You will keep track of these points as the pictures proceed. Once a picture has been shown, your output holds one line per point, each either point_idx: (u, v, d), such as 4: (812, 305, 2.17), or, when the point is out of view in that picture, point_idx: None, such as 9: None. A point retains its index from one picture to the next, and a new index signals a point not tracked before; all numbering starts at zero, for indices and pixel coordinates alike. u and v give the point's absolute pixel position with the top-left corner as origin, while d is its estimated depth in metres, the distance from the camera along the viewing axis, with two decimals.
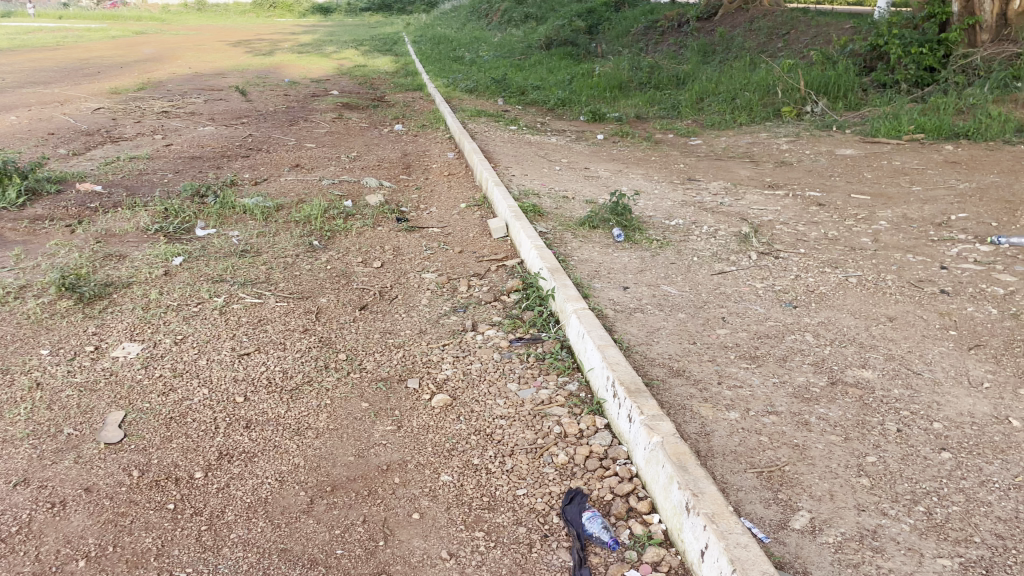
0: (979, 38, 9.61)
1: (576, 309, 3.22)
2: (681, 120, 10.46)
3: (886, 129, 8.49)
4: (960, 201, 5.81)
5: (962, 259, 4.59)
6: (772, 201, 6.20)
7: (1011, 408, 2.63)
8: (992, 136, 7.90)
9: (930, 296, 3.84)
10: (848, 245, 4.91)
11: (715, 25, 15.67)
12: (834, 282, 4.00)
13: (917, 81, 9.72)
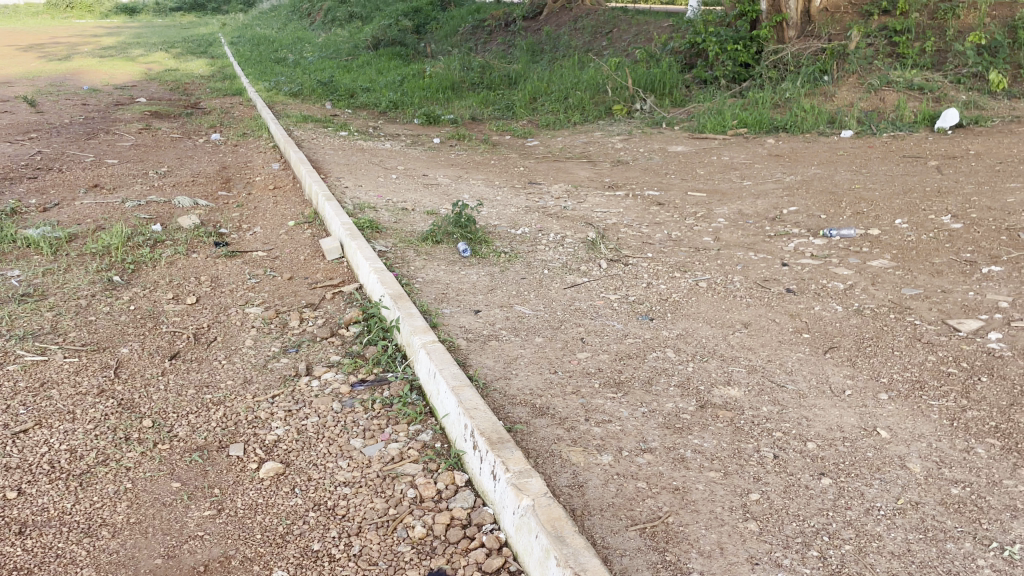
0: (786, 34, 10.12)
1: (424, 343, 2.88)
2: (516, 120, 10.34)
3: (712, 124, 8.73)
4: (788, 194, 5.99)
5: (799, 253, 4.67)
6: (613, 202, 6.14)
7: (876, 417, 2.57)
8: (808, 127, 8.32)
9: (777, 296, 3.83)
10: (692, 246, 4.89)
11: (541, 24, 15.77)
12: (686, 288, 3.91)
13: (735, 77, 10.13)
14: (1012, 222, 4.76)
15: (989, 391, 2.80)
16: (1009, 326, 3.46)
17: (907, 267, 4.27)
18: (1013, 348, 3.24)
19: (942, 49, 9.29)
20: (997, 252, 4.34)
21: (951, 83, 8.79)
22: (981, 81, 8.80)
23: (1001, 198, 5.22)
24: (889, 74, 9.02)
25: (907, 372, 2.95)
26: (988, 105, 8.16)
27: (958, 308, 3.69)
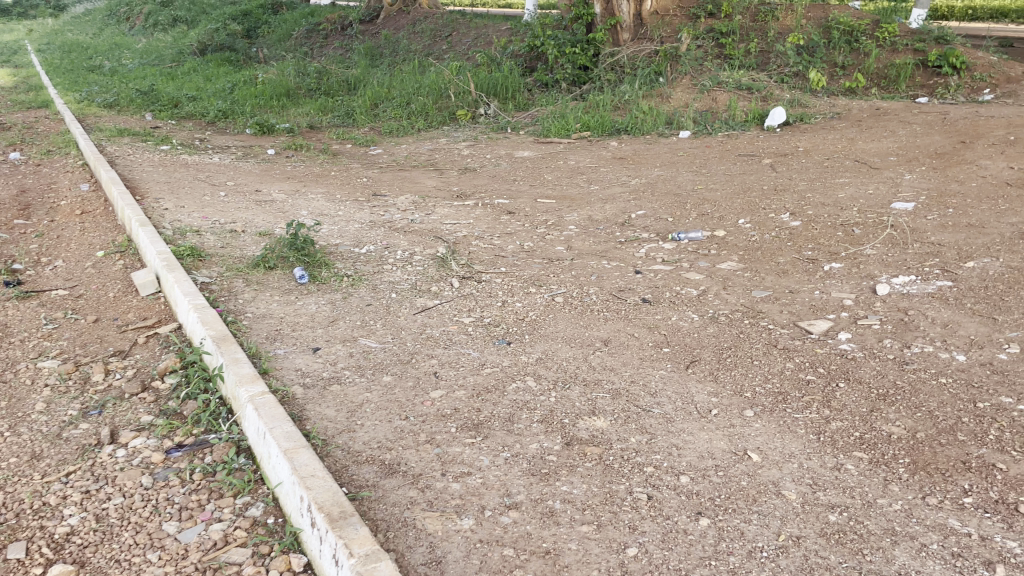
0: (621, 37, 10.40)
1: (252, 397, 2.50)
2: (357, 127, 9.90)
3: (556, 128, 8.69)
4: (636, 198, 5.97)
5: (652, 260, 4.60)
6: (462, 213, 5.90)
7: (746, 438, 2.45)
8: (648, 129, 8.46)
9: (635, 308, 3.70)
10: (546, 257, 4.72)
11: (379, 28, 15.32)
12: (543, 305, 3.71)
13: (575, 80, 10.18)
14: (844, 217, 4.92)
15: (848, 397, 2.76)
16: (856, 325, 3.50)
17: (754, 269, 4.29)
18: (863, 348, 3.25)
19: (765, 50, 9.73)
20: (834, 248, 4.45)
21: (776, 82, 9.21)
22: (802, 80, 9.28)
23: (832, 193, 5.42)
24: (720, 74, 9.33)
25: (770, 383, 2.87)
26: (810, 103, 8.60)
27: (806, 308, 3.72)
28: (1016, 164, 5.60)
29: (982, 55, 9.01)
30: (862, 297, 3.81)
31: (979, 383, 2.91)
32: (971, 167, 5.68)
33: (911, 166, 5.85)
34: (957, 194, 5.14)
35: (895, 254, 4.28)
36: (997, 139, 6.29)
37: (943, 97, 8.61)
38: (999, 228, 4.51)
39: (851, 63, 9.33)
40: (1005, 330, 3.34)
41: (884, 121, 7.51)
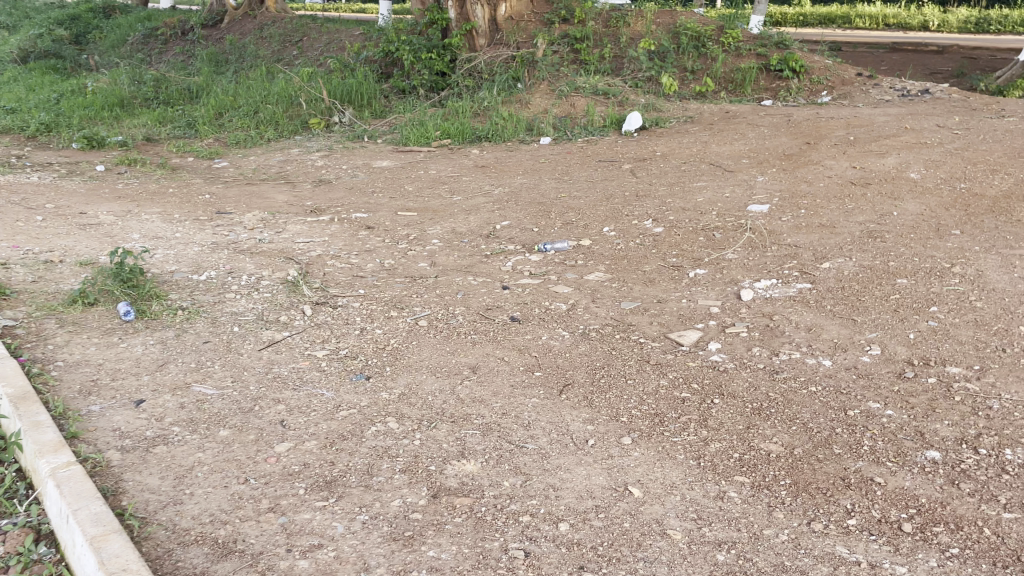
0: (477, 42, 10.25)
1: (54, 471, 2.11)
2: (200, 139, 9.21)
3: (415, 136, 8.41)
4: (500, 208, 5.80)
5: (519, 273, 4.43)
6: (316, 229, 5.52)
7: (625, 471, 2.28)
8: (509, 136, 8.34)
9: (503, 328, 3.50)
10: (407, 275, 4.44)
11: (224, 33, 14.47)
12: (404, 331, 3.43)
13: (433, 86, 9.95)
14: (705, 222, 4.94)
15: (724, 414, 2.66)
16: (726, 333, 3.45)
17: (621, 279, 4.20)
18: (734, 358, 3.19)
19: (619, 56, 9.87)
20: (697, 254, 4.43)
21: (631, 87, 9.33)
22: (655, 84, 9.46)
23: (692, 198, 5.45)
24: (576, 80, 9.36)
25: (645, 405, 2.73)
26: (664, 107, 8.75)
27: (676, 319, 3.64)
28: (858, 164, 5.84)
29: (818, 60, 9.50)
30: (728, 304, 3.78)
31: (847, 389, 2.90)
32: (818, 167, 5.89)
33: (764, 168, 6.00)
34: (807, 195, 5.29)
35: (755, 258, 4.30)
36: (838, 139, 6.58)
37: (786, 100, 9.01)
38: (848, 227, 4.65)
39: (700, 68, 9.60)
40: (864, 331, 3.38)
41: (734, 124, 7.73)
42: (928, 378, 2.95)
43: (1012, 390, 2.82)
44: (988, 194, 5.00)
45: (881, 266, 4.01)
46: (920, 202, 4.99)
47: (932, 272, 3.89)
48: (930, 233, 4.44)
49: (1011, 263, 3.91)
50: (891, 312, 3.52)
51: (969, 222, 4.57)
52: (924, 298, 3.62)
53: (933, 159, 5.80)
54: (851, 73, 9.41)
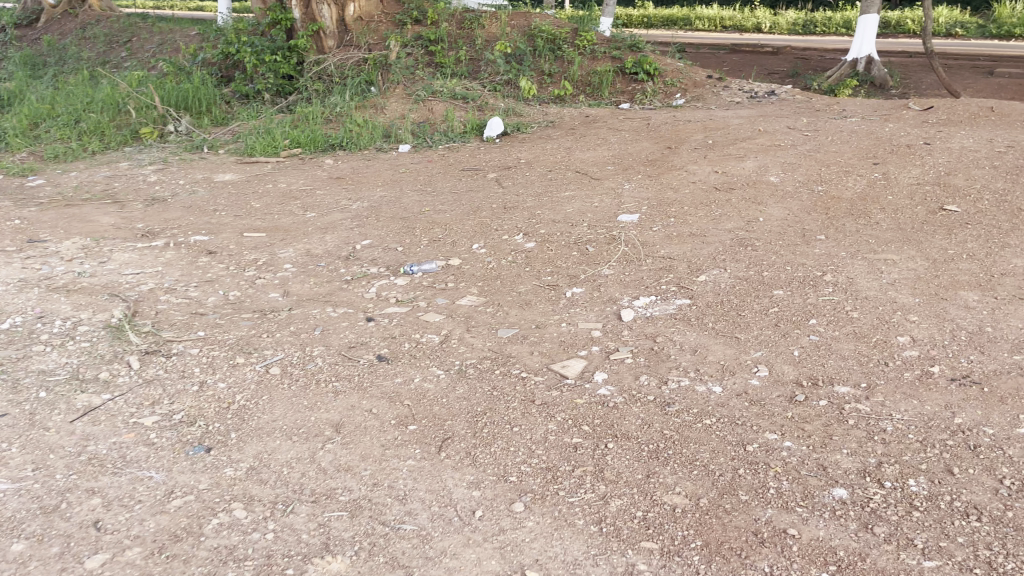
0: (326, 43, 9.69)
1: None
2: (11, 153, 8.14)
3: (262, 146, 7.78)
4: (358, 225, 5.38)
5: (384, 300, 4.04)
6: (148, 258, 4.88)
7: (520, 549, 2.04)
8: (365, 143, 7.87)
9: (369, 371, 3.12)
10: (256, 309, 3.96)
11: (40, 33, 13.06)
12: (253, 383, 2.99)
13: (280, 90, 9.31)
14: (577, 235, 4.74)
15: (619, 461, 2.41)
16: (611, 361, 3.22)
17: (495, 303, 3.91)
18: (623, 391, 2.94)
19: (475, 59, 9.62)
20: (572, 271, 4.21)
21: (489, 91, 9.09)
22: (513, 88, 9.25)
23: (561, 209, 5.25)
24: (432, 84, 9.02)
25: (535, 458, 2.43)
26: (524, 111, 8.57)
27: (557, 347, 3.37)
28: (720, 168, 5.84)
29: (670, 62, 9.61)
30: (609, 326, 3.56)
31: (741, 418, 2.73)
32: (681, 172, 5.85)
33: (629, 175, 5.89)
34: (674, 203, 5.21)
35: (631, 273, 4.13)
36: (697, 143, 6.60)
37: (642, 102, 9.03)
38: (719, 235, 4.57)
39: (557, 71, 9.49)
40: (750, 350, 3.24)
41: (596, 128, 7.64)
42: (819, 401, 2.83)
43: (901, 407, 2.74)
44: (844, 197, 5.08)
45: (756, 277, 3.92)
46: (783, 206, 5.01)
47: (805, 281, 3.84)
48: (797, 240, 4.42)
49: (877, 269, 3.93)
50: (772, 328, 3.41)
51: (831, 227, 4.60)
52: (802, 310, 3.54)
53: (790, 162, 5.88)
54: (702, 75, 9.56)
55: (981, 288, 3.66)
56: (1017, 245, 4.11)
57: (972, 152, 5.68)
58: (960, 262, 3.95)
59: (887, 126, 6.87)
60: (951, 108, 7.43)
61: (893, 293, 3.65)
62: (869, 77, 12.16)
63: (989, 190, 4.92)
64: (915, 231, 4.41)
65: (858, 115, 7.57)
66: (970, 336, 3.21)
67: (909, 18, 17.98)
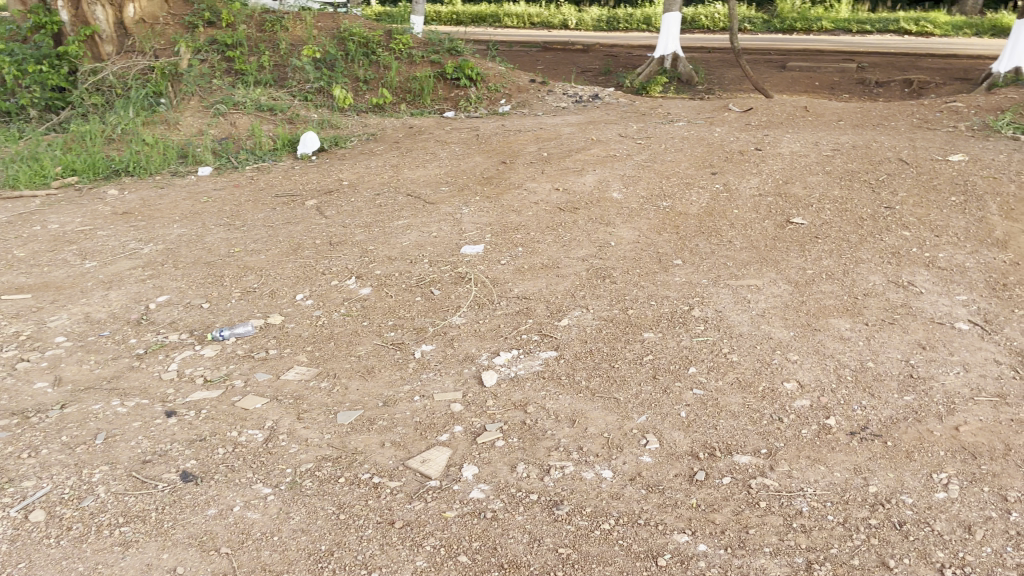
0: (102, 50, 8.49)
1: None
2: None
3: (27, 175, 6.50)
4: (152, 275, 4.50)
5: (187, 382, 3.28)
6: None
7: None
8: (156, 167, 6.79)
9: (171, 503, 2.43)
10: (15, 411, 3.07)
11: None
12: (4, 546, 2.25)
13: (48, 105, 7.97)
14: (418, 275, 4.17)
15: None
16: (478, 447, 2.69)
17: (330, 375, 3.26)
18: (499, 491, 2.44)
19: (280, 64, 8.79)
20: (417, 325, 3.64)
21: (299, 101, 8.26)
22: (325, 97, 8.47)
23: (395, 242, 4.66)
24: (233, 94, 8.06)
25: None
26: (341, 123, 7.84)
27: (411, 432, 2.80)
28: (559, 185, 5.49)
29: (492, 67, 9.20)
30: (469, 395, 3.03)
31: (642, 515, 2.30)
32: (521, 191, 5.44)
33: (465, 197, 5.40)
34: (519, 228, 4.78)
35: (486, 321, 3.62)
36: (533, 156, 6.23)
37: (466, 110, 8.55)
38: (572, 266, 4.18)
39: (373, 77, 8.82)
40: (633, 414, 2.84)
41: (421, 142, 7.08)
42: (722, 478, 2.46)
43: (810, 478, 2.44)
44: (690, 212, 4.87)
45: (622, 317, 3.55)
46: (632, 226, 4.72)
47: (674, 319, 3.51)
48: (654, 266, 4.12)
49: (744, 298, 3.68)
50: (651, 382, 3.03)
51: (685, 248, 4.35)
52: (679, 356, 3.20)
53: (629, 174, 5.63)
54: (524, 79, 9.22)
55: (849, 314, 3.51)
56: (869, 260, 4.03)
57: (803, 157, 5.69)
58: (821, 284, 3.80)
59: (715, 130, 6.84)
60: (769, 109, 7.56)
61: (766, 327, 3.40)
62: (676, 73, 12.47)
63: (828, 199, 4.89)
64: (769, 249, 4.24)
65: (683, 118, 7.53)
66: (855, 376, 3.00)
67: (704, 15, 18.81)
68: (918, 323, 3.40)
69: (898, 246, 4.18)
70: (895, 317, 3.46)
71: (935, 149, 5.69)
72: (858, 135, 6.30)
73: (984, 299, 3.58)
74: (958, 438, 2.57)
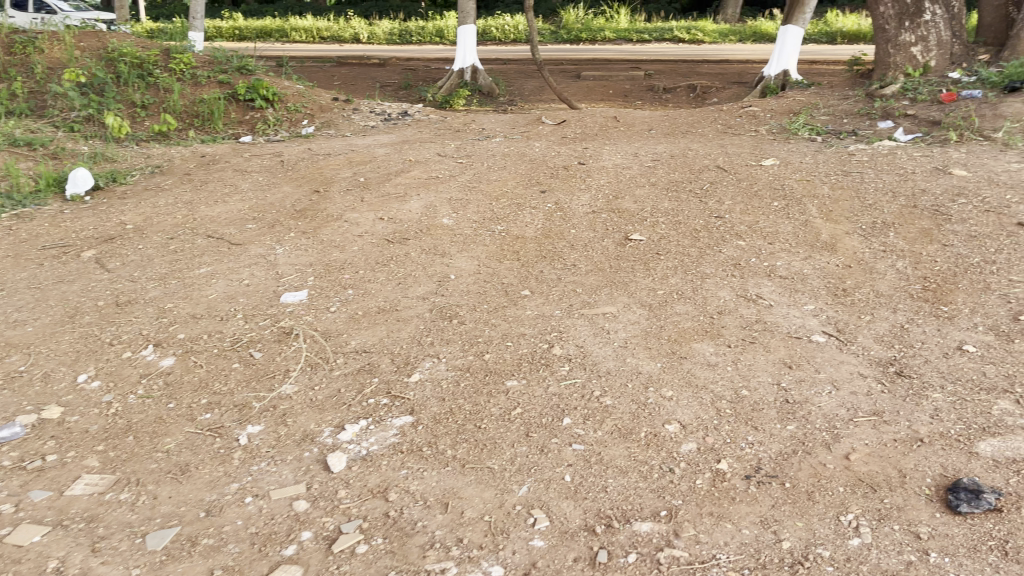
0: None
1: None
2: None
3: None
4: None
5: None
6: None
7: None
8: None
9: None
10: None
11: None
12: None
13: None
14: (232, 336, 3.55)
15: None
16: (335, 558, 2.20)
17: (131, 483, 2.61)
18: None
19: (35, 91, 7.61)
20: (238, 400, 3.05)
21: (64, 133, 7.16)
22: (96, 127, 7.40)
23: (199, 296, 3.98)
24: None
25: None
26: (117, 155, 6.86)
27: (248, 550, 2.26)
28: (382, 214, 5.02)
29: (289, 85, 8.48)
30: (314, 487, 2.52)
31: None
32: (340, 223, 4.91)
33: (277, 234, 4.79)
34: (345, 267, 4.27)
35: (323, 387, 3.10)
36: (348, 183, 5.71)
37: (265, 133, 7.74)
38: (411, 308, 3.74)
39: (152, 101, 7.83)
40: (512, 486, 2.46)
41: (217, 172, 6.31)
42: (626, 556, 2.16)
43: (720, 541, 2.19)
44: (527, 235, 4.60)
45: (478, 365, 3.17)
46: (469, 256, 4.36)
47: (535, 361, 3.18)
48: (501, 300, 3.78)
49: (602, 329, 3.43)
50: (525, 442, 2.67)
51: (530, 277, 4.05)
52: (549, 406, 2.86)
53: (455, 197, 5.27)
54: (325, 97, 8.57)
55: (710, 335, 3.35)
56: (714, 274, 3.94)
57: (627, 169, 5.62)
58: (675, 305, 3.64)
59: (534, 144, 6.65)
60: (581, 121, 7.51)
61: (633, 361, 3.16)
62: (478, 85, 12.25)
63: (661, 212, 4.80)
64: (615, 271, 4.05)
65: (498, 134, 7.30)
66: (734, 407, 2.81)
67: (495, 27, 18.94)
68: (778, 339, 3.30)
69: (737, 257, 4.13)
70: (754, 335, 3.34)
71: (747, 154, 5.83)
72: (672, 143, 6.35)
73: (830, 307, 3.57)
74: (852, 469, 2.44)
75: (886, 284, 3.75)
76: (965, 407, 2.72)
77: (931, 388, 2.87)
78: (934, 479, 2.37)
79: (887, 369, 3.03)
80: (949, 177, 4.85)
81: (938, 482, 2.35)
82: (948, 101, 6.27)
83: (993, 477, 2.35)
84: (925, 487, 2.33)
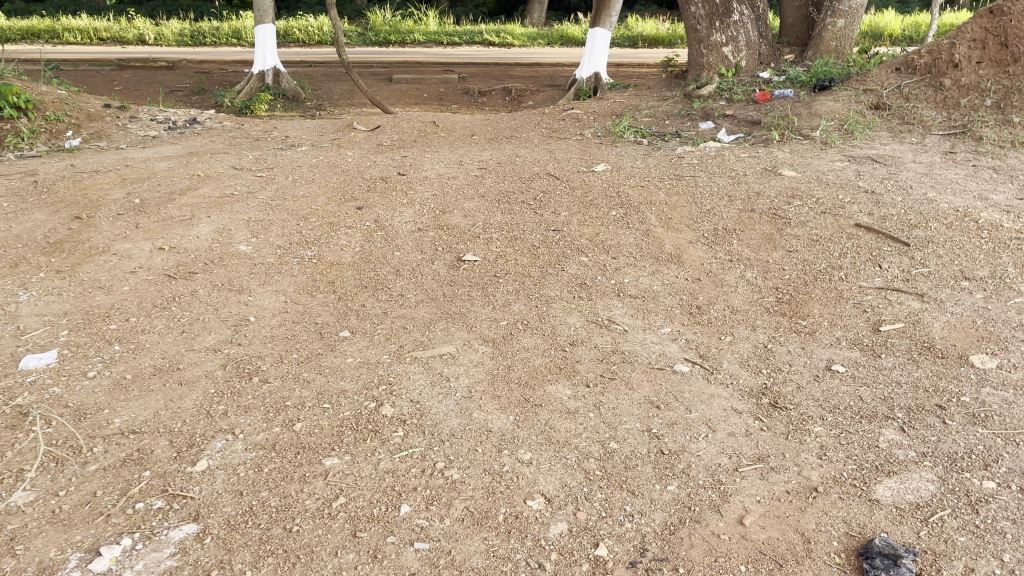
0: None
1: None
2: None
3: None
4: None
5: None
6: None
7: None
8: None
9: None
10: None
11: None
12: None
13: None
14: None
15: None
16: None
17: None
18: None
19: None
20: None
21: None
22: None
23: None
24: None
25: None
26: None
27: None
28: (163, 243, 4.17)
29: (47, 91, 7.18)
30: None
31: None
32: (107, 257, 4.01)
33: (21, 277, 3.81)
34: (111, 314, 3.41)
35: (71, 493, 2.30)
36: (120, 205, 4.76)
37: (17, 148, 6.47)
38: (198, 365, 2.99)
39: None
40: None
41: None
42: None
43: None
44: (343, 261, 3.96)
45: (285, 440, 2.50)
46: (273, 291, 3.64)
47: (360, 427, 2.56)
48: (314, 346, 3.12)
49: (440, 376, 2.87)
50: (352, 546, 2.06)
51: (349, 313, 3.41)
52: (381, 490, 2.26)
53: (255, 218, 4.50)
54: (95, 104, 7.35)
55: (564, 374, 2.89)
56: (560, 298, 3.50)
57: (451, 179, 5.09)
58: (521, 338, 3.15)
59: (345, 154, 5.97)
60: (397, 126, 6.91)
61: (479, 416, 2.62)
62: (280, 89, 11.26)
63: (493, 227, 4.31)
64: (449, 300, 3.50)
65: (305, 142, 6.54)
66: (604, 467, 2.35)
67: (297, 28, 17.83)
68: (639, 371, 2.89)
69: (582, 275, 3.72)
70: (613, 368, 2.92)
71: (576, 159, 5.50)
72: (497, 150, 5.91)
73: (688, 328, 3.22)
74: (751, 539, 2.05)
75: (740, 298, 3.47)
76: (851, 442, 2.43)
77: (811, 420, 2.56)
78: (841, 542, 2.03)
79: (761, 401, 2.69)
80: (780, 178, 4.75)
81: (847, 546, 2.01)
82: (763, 101, 6.27)
83: (903, 531, 2.05)
84: (834, 555, 1.99)
